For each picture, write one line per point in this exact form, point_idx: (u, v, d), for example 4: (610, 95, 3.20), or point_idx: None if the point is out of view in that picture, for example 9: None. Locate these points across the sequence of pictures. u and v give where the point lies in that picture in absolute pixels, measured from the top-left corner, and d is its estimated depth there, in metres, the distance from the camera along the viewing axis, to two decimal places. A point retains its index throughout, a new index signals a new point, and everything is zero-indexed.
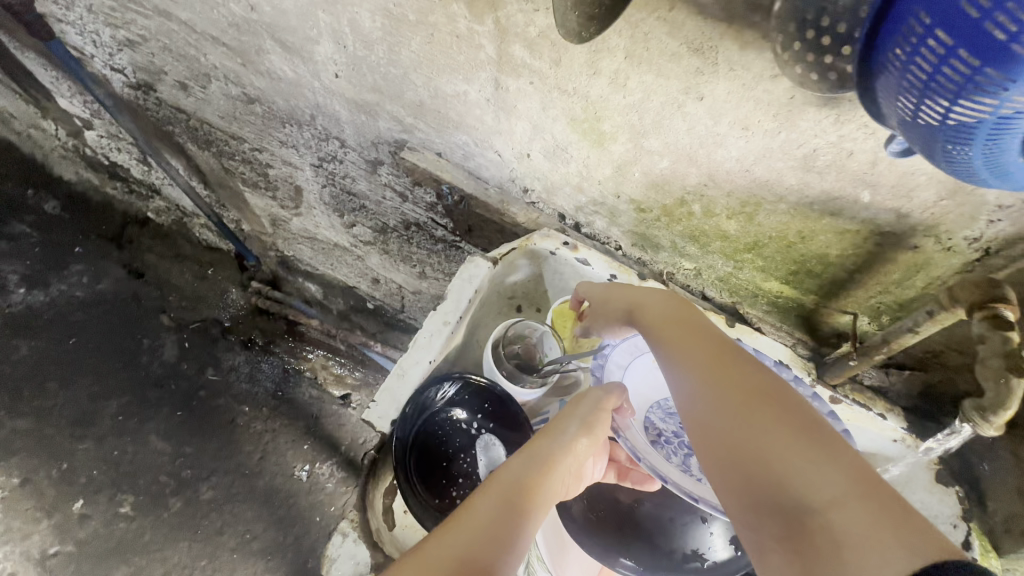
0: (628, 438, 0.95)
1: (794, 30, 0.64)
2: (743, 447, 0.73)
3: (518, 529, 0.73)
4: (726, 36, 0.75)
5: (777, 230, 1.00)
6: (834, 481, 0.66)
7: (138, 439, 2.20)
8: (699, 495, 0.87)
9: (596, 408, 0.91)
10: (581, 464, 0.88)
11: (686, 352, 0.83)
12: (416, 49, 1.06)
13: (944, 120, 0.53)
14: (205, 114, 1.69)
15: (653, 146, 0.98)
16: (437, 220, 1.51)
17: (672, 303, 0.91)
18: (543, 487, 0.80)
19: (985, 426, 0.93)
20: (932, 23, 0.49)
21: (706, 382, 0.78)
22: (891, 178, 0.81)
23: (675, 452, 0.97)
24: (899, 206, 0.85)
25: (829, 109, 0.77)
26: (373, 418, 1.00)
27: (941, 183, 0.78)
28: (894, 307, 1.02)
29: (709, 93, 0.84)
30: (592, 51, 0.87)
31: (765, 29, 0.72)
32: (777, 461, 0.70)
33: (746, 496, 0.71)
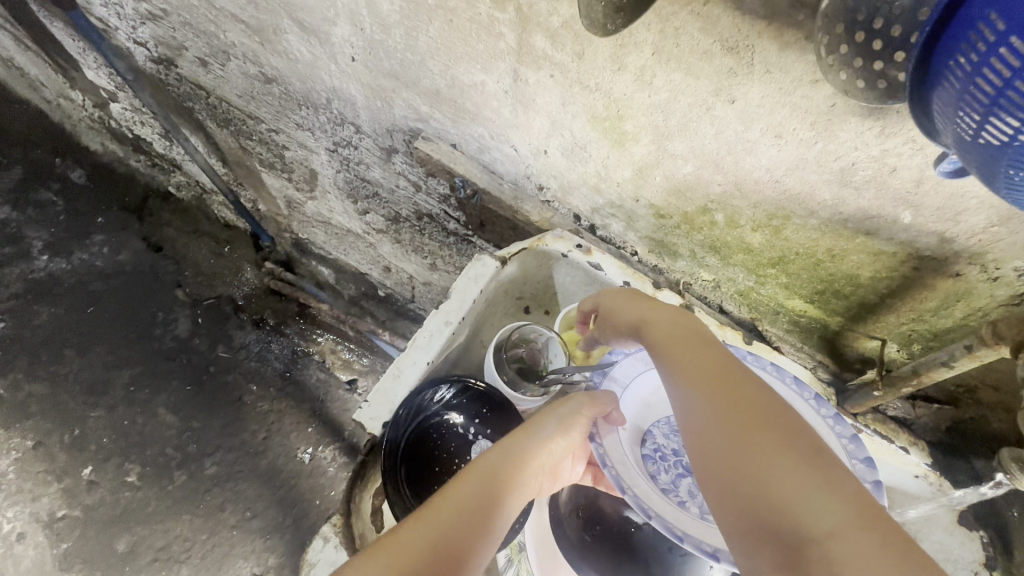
0: (602, 443, 0.88)
1: (842, 31, 0.58)
2: (742, 467, 0.65)
3: (487, 522, 0.78)
4: (764, 35, 0.69)
5: (806, 246, 0.94)
6: (840, 513, 0.59)
7: (148, 411, 2.23)
8: (655, 513, 0.79)
9: (579, 409, 0.91)
10: (558, 460, 0.90)
11: (689, 365, 0.77)
12: (434, 35, 1.01)
13: (1011, 141, 0.47)
14: (223, 92, 1.67)
15: (678, 149, 0.92)
16: (449, 213, 1.47)
17: (680, 318, 0.86)
18: (515, 481, 0.84)
19: None
20: (1007, 29, 0.43)
21: (707, 395, 0.72)
22: (937, 199, 0.75)
23: (664, 470, 0.88)
24: (943, 229, 0.78)
25: (874, 120, 0.70)
26: (365, 418, 0.97)
27: (993, 208, 0.71)
28: (928, 337, 0.94)
29: (741, 97, 0.78)
30: (617, 45, 0.82)
31: (808, 29, 0.66)
32: (777, 485, 0.62)
33: (741, 523, 0.63)
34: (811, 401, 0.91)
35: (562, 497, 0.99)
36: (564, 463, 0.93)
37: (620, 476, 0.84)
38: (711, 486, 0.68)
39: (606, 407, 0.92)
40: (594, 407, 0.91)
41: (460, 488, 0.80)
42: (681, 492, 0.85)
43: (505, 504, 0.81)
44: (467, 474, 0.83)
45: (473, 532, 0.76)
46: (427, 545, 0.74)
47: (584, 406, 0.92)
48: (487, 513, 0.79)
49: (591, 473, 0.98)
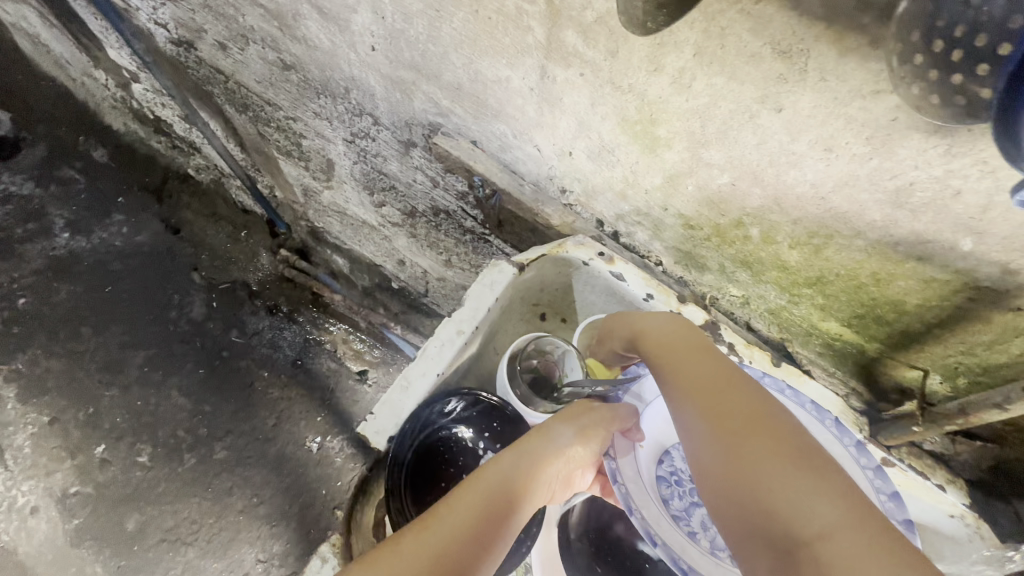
0: (616, 459, 0.86)
1: (918, 40, 0.51)
2: (738, 473, 0.68)
3: (497, 533, 0.74)
4: (821, 39, 0.62)
5: (848, 268, 0.87)
6: (831, 512, 0.62)
7: (161, 392, 2.24)
8: (660, 542, 0.79)
9: (596, 419, 0.87)
10: (572, 470, 0.86)
11: (684, 373, 0.78)
12: (458, 26, 0.96)
13: None
14: (242, 77, 1.64)
15: (714, 158, 0.85)
16: (467, 211, 1.42)
17: (674, 326, 0.87)
18: (527, 492, 0.79)
19: None
20: None
21: (701, 401, 0.74)
22: (1005, 227, 0.67)
23: (678, 495, 0.86)
24: (1008, 260, 0.71)
25: (940, 138, 0.63)
26: (370, 431, 0.94)
27: None
28: (976, 371, 0.87)
29: (790, 105, 0.71)
30: (655, 44, 0.75)
31: (874, 34, 0.59)
32: (772, 488, 0.65)
33: (740, 526, 0.66)
34: (852, 449, 0.86)
35: (572, 520, 0.95)
36: (576, 473, 0.88)
37: (629, 496, 0.82)
38: (710, 492, 0.70)
39: (625, 423, 0.89)
40: (608, 414, 0.89)
41: (469, 496, 0.76)
42: (692, 522, 0.83)
43: (515, 515, 0.77)
44: (476, 481, 0.79)
45: (481, 543, 0.72)
46: (433, 556, 0.70)
47: (600, 417, 0.88)
48: (497, 524, 0.75)
49: (600, 483, 0.95)
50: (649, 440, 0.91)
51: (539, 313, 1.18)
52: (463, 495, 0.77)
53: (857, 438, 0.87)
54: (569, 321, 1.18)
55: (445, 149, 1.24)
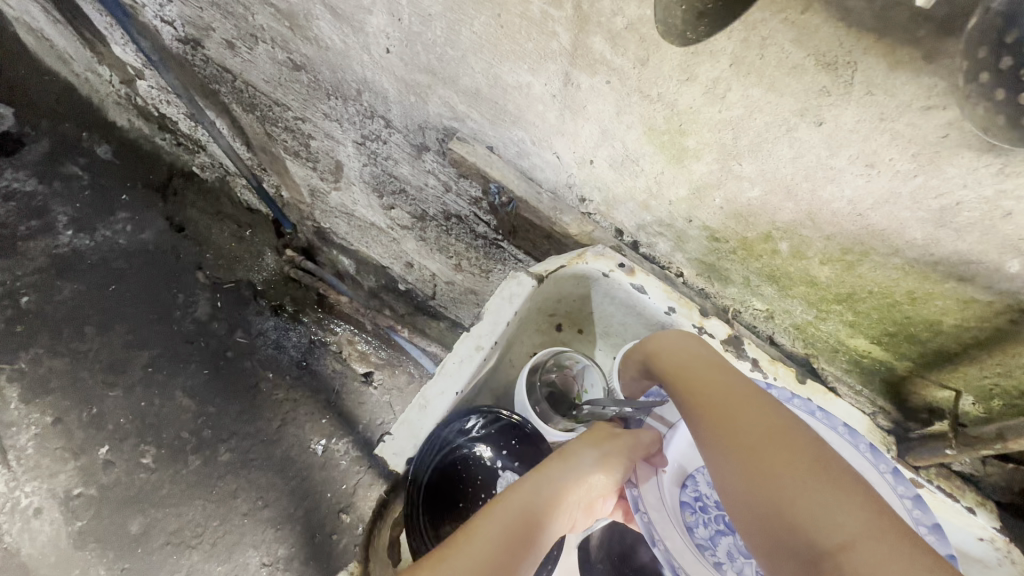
0: (637, 487, 0.85)
1: (985, 57, 0.48)
2: (753, 484, 0.66)
3: (515, 564, 0.72)
4: (871, 52, 0.59)
5: (882, 286, 0.84)
6: (852, 521, 0.60)
7: (165, 393, 2.22)
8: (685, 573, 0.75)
9: (618, 446, 0.85)
10: (593, 497, 0.83)
11: (696, 389, 0.77)
12: (479, 29, 0.92)
13: None
14: (250, 76, 1.60)
15: (746, 170, 0.82)
16: (480, 216, 1.39)
17: (686, 343, 0.86)
18: (547, 520, 0.77)
19: None
20: None
21: (711, 416, 0.73)
22: None
23: (704, 524, 0.83)
24: None
25: (994, 157, 0.60)
26: (388, 453, 0.90)
27: None
28: (1012, 393, 0.84)
29: (832, 119, 0.68)
30: (689, 53, 0.72)
31: (929, 48, 0.56)
32: (788, 498, 0.63)
33: (761, 539, 0.64)
34: (888, 476, 0.81)
35: (594, 540, 0.93)
36: (598, 500, 0.85)
37: (651, 525, 0.79)
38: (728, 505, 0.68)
39: (649, 449, 0.87)
40: (631, 440, 0.86)
41: (488, 524, 0.74)
42: (718, 553, 0.80)
43: (534, 544, 0.75)
44: (495, 509, 0.77)
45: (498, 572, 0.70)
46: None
47: (623, 443, 0.85)
48: (515, 554, 0.72)
49: (623, 509, 0.93)
50: (672, 464, 0.88)
51: (556, 323, 1.15)
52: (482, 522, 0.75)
53: (892, 464, 0.83)
54: (585, 331, 1.16)
55: (461, 154, 1.20)
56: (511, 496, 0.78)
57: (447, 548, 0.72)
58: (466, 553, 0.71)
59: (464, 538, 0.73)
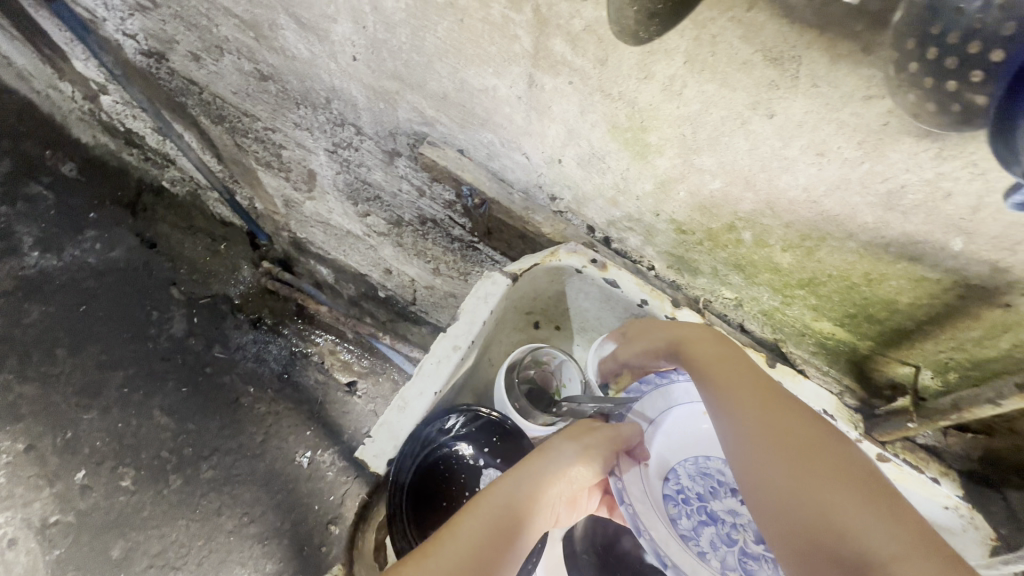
0: (621, 479, 0.85)
1: (912, 48, 0.51)
2: (794, 487, 0.67)
3: (498, 559, 0.73)
4: (813, 46, 0.62)
5: (840, 269, 0.88)
6: (888, 536, 0.61)
7: (143, 413, 2.17)
8: (671, 562, 0.77)
9: (598, 439, 0.86)
10: (575, 491, 0.84)
11: (734, 385, 0.76)
12: (443, 35, 0.94)
13: None
14: (217, 88, 1.59)
15: (707, 164, 0.85)
16: (455, 219, 1.41)
17: (713, 337, 0.85)
18: (529, 516, 0.78)
19: None
20: None
21: (754, 415, 0.72)
22: (993, 228, 0.68)
23: (686, 515, 0.87)
24: (997, 259, 0.72)
25: (931, 142, 0.63)
26: (368, 456, 0.90)
27: None
28: (966, 365, 0.89)
29: (782, 111, 0.71)
30: (645, 52, 0.75)
31: (865, 41, 0.59)
32: (829, 501, 0.65)
33: (792, 541, 0.65)
34: None
35: (577, 534, 0.94)
36: (579, 493, 0.87)
37: (637, 516, 0.81)
38: (758, 502, 0.69)
39: (630, 441, 0.89)
40: (612, 433, 0.88)
41: (472, 520, 0.75)
42: (700, 542, 0.84)
43: (517, 541, 0.76)
44: (480, 507, 0.77)
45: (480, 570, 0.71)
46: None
47: (604, 436, 0.87)
48: (498, 550, 0.74)
49: (606, 504, 0.95)
50: (654, 458, 0.92)
51: (532, 321, 1.17)
52: (467, 520, 0.75)
53: None
54: (562, 327, 1.19)
55: (432, 159, 1.20)
56: (494, 491, 0.79)
57: (433, 546, 0.72)
58: (454, 551, 0.71)
59: (450, 536, 0.73)
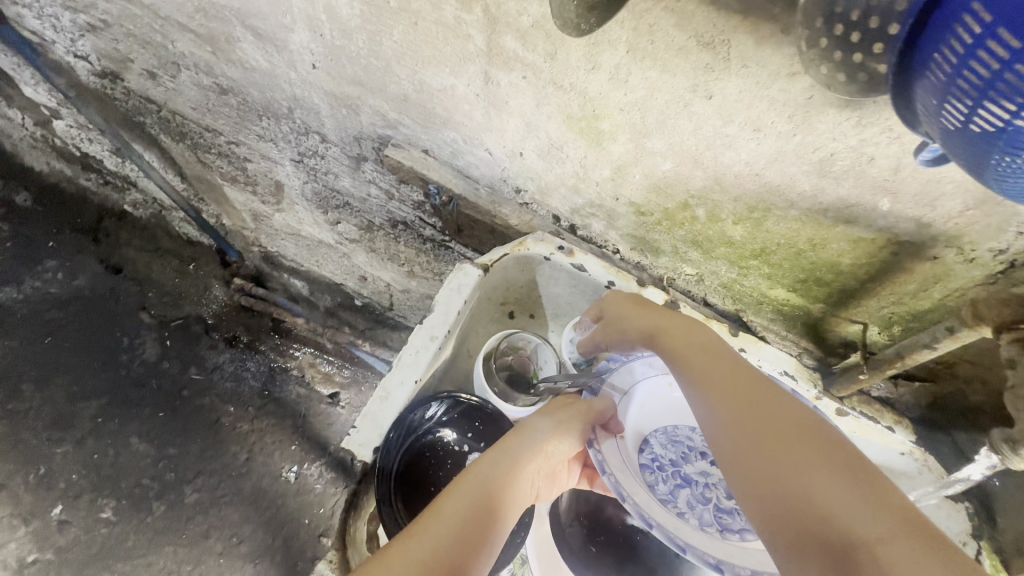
0: (600, 450, 0.88)
1: (820, 25, 0.57)
2: (773, 474, 0.64)
3: (480, 537, 0.75)
4: (739, 30, 0.68)
5: (787, 237, 0.94)
6: (869, 515, 0.57)
7: (119, 441, 2.12)
8: (654, 522, 0.80)
9: (572, 414, 0.91)
10: (552, 465, 0.89)
11: (710, 374, 0.75)
12: (399, 38, 0.97)
13: (1006, 125, 0.46)
14: (176, 105, 1.59)
15: (657, 146, 0.90)
16: (425, 219, 1.44)
17: (692, 325, 0.84)
18: (508, 492, 0.81)
19: (1015, 462, 0.79)
20: (975, 42, 0.45)
21: (730, 401, 0.71)
22: (914, 186, 0.75)
23: (662, 480, 0.89)
24: (920, 215, 0.79)
25: (851, 111, 0.70)
26: (354, 445, 0.94)
27: (968, 192, 0.72)
28: (907, 318, 0.96)
29: (719, 92, 0.77)
30: (590, 44, 0.80)
31: (784, 22, 0.65)
32: (807, 483, 0.62)
33: (774, 526, 0.62)
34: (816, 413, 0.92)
35: (562, 506, 0.98)
36: (558, 467, 0.91)
37: (619, 483, 0.83)
38: (740, 491, 0.66)
39: (604, 416, 0.93)
40: (585, 407, 0.93)
41: (454, 500, 0.77)
42: (678, 502, 0.86)
43: (500, 515, 0.79)
44: (465, 488, 0.80)
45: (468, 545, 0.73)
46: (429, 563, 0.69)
47: (578, 411, 0.92)
48: (481, 527, 0.75)
49: (587, 477, 0.98)
50: (629, 430, 0.95)
51: (507, 311, 1.21)
52: (452, 500, 0.78)
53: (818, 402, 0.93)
54: (537, 315, 1.22)
55: (396, 160, 1.26)
56: (474, 470, 0.82)
57: (421, 527, 0.74)
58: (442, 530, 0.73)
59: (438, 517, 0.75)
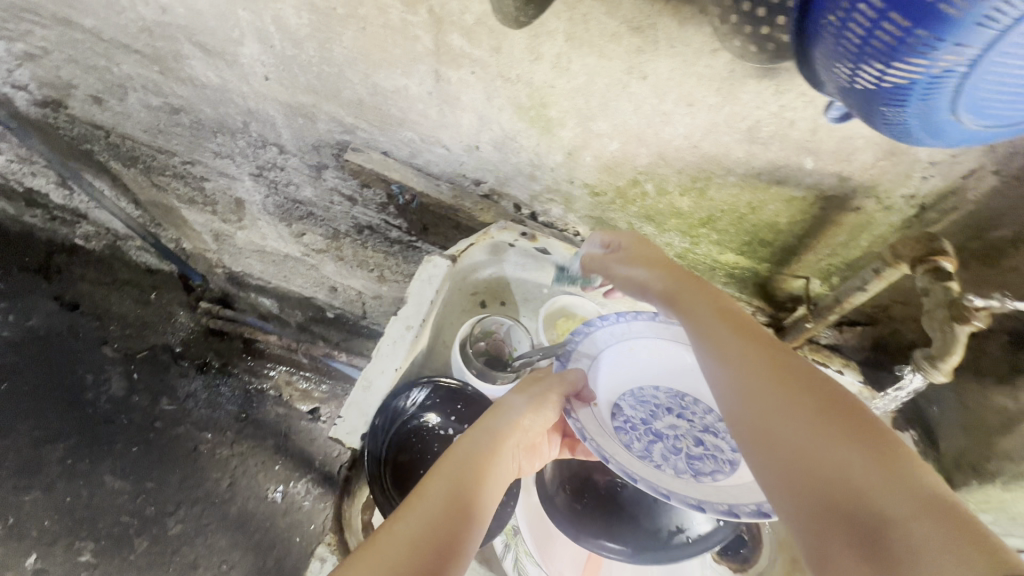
0: (578, 418, 0.91)
1: (731, 5, 0.64)
2: (800, 450, 0.59)
3: (469, 512, 0.74)
4: (664, 14, 0.75)
5: (728, 203, 1.02)
6: (902, 497, 0.53)
7: (92, 481, 2.05)
8: (639, 477, 0.84)
9: (547, 388, 0.94)
10: (531, 438, 0.92)
11: (731, 342, 0.69)
12: (349, 44, 1.01)
13: (879, 83, 0.53)
14: (126, 128, 1.57)
15: (603, 128, 0.97)
16: (390, 221, 1.47)
17: (711, 291, 0.77)
18: (492, 465, 0.83)
19: (934, 374, 0.88)
20: (845, 9, 0.51)
21: (753, 369, 0.66)
22: (831, 144, 0.84)
23: (637, 439, 0.95)
24: (840, 169, 0.88)
25: (769, 80, 0.78)
26: (341, 434, 0.97)
27: (877, 145, 0.82)
28: (843, 268, 1.05)
29: (652, 73, 0.84)
30: (532, 36, 0.85)
31: (701, 5, 0.72)
32: (837, 458, 0.57)
33: (799, 500, 0.57)
34: None
35: (548, 475, 1.03)
36: (537, 440, 0.94)
37: (601, 446, 0.87)
38: (755, 463, 0.62)
39: (576, 386, 0.97)
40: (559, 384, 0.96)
41: (439, 478, 0.77)
42: (653, 457, 0.92)
43: (487, 486, 0.80)
44: (451, 468, 0.79)
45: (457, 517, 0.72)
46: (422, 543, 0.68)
47: (551, 384, 0.96)
48: (468, 502, 0.75)
49: (567, 446, 1.03)
50: (601, 399, 1.00)
51: (480, 301, 1.23)
52: (439, 480, 0.77)
53: None
54: (508, 303, 1.23)
55: (358, 164, 1.27)
56: (459, 445, 0.83)
57: (408, 509, 0.72)
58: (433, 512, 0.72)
59: (425, 499, 0.74)
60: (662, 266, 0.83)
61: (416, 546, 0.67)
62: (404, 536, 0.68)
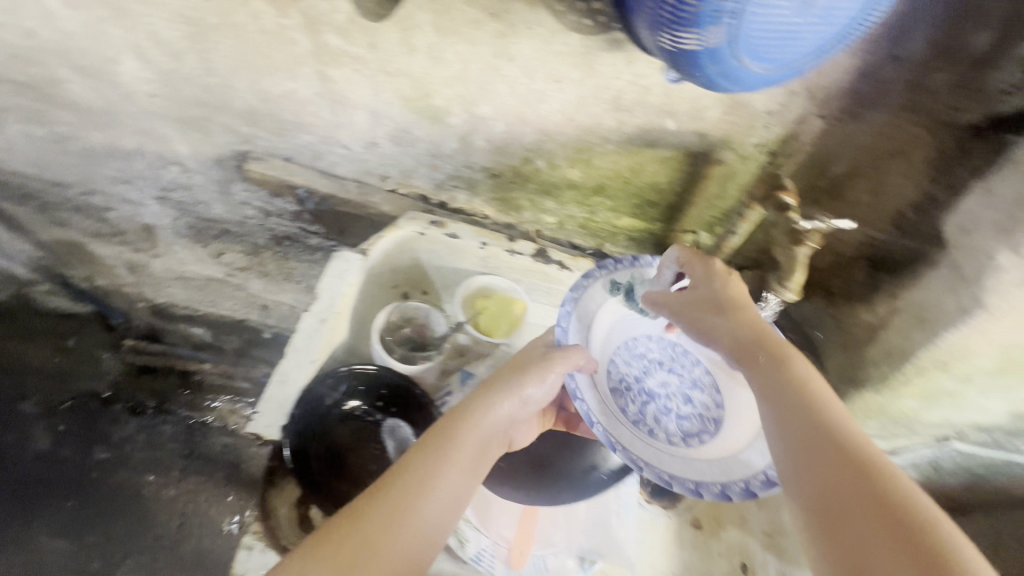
0: (585, 399, 0.93)
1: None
2: (861, 546, 0.61)
3: (446, 515, 0.78)
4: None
5: (613, 170, 1.11)
6: None
7: (24, 545, 1.88)
8: (643, 462, 0.90)
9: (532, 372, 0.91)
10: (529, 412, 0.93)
11: (812, 437, 0.72)
12: (229, 51, 1.02)
13: (673, 46, 0.64)
14: (11, 167, 1.50)
15: (485, 113, 1.03)
16: (307, 229, 1.47)
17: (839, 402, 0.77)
18: (479, 459, 0.84)
19: (783, 293, 1.02)
20: None
21: (842, 469, 0.67)
22: (685, 105, 0.95)
23: (631, 401, 0.99)
24: (697, 128, 0.99)
25: (618, 52, 0.87)
26: (263, 426, 1.09)
27: (720, 101, 0.93)
28: (722, 218, 1.17)
29: (517, 53, 0.90)
30: (403, 30, 0.91)
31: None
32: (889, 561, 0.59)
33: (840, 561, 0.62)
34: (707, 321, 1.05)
35: None
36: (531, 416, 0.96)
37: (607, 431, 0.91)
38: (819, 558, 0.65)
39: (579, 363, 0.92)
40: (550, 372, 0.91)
41: (421, 458, 0.81)
42: (647, 420, 0.98)
43: (468, 486, 0.82)
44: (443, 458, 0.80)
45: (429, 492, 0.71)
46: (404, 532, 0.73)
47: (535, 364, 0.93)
48: (446, 505, 0.78)
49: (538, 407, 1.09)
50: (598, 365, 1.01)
51: (402, 292, 1.28)
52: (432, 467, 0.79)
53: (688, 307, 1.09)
54: (431, 291, 1.29)
55: (262, 172, 1.29)
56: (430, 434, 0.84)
57: (397, 493, 0.76)
58: (422, 502, 0.76)
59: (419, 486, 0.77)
60: (741, 312, 0.88)
61: (398, 531, 0.73)
62: (390, 520, 0.73)
